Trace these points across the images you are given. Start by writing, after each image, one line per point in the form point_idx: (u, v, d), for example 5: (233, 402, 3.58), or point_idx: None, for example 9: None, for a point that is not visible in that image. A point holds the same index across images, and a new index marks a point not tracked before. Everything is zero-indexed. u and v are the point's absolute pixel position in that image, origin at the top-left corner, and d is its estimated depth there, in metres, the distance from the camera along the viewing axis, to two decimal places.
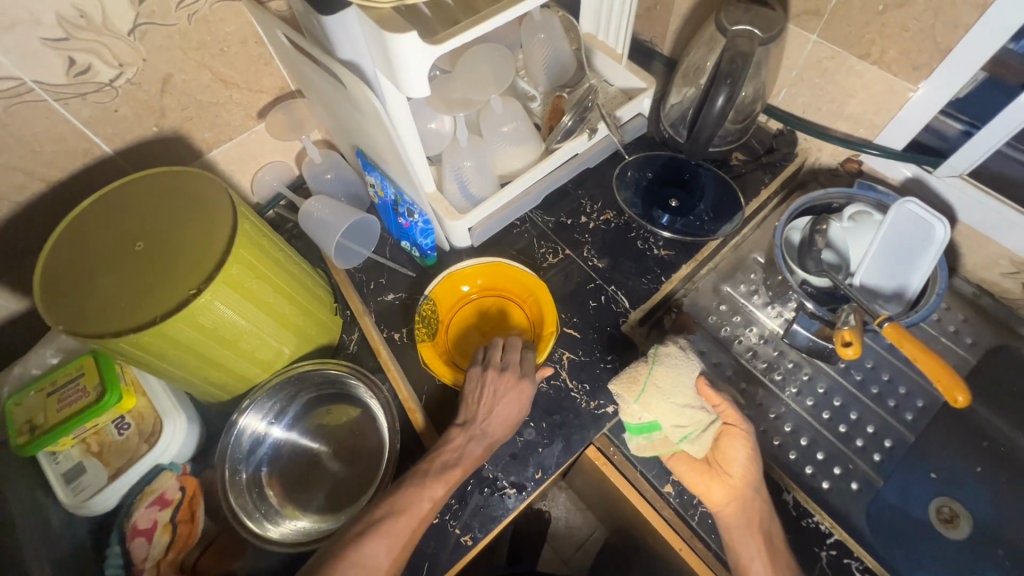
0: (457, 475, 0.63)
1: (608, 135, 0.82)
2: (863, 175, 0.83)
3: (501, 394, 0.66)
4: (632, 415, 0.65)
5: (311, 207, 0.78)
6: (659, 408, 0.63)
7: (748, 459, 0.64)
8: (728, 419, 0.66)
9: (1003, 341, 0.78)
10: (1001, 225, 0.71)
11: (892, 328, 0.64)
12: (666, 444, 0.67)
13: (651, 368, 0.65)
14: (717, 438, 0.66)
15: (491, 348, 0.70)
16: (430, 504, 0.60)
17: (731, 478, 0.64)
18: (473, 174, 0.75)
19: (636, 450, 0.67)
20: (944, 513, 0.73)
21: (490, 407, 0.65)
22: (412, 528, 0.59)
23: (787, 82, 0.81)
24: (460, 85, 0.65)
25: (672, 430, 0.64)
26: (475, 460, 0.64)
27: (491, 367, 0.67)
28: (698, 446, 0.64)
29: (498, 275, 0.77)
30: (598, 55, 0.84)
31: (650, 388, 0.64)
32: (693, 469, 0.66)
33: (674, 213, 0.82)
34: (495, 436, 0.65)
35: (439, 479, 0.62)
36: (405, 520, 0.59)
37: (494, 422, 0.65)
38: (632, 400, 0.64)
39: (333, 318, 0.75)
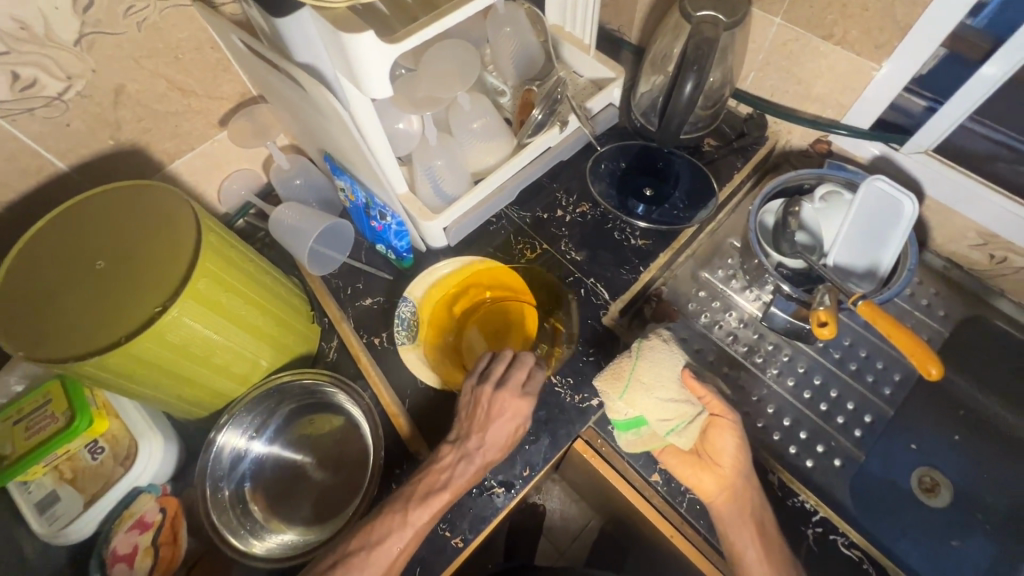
0: (447, 498, 0.61)
1: (579, 128, 0.82)
2: (833, 155, 0.83)
3: (495, 410, 0.64)
4: (618, 412, 0.64)
5: (283, 214, 0.77)
6: (643, 404, 0.63)
7: (738, 448, 0.64)
8: (715, 410, 0.65)
9: (974, 312, 0.79)
10: (967, 198, 0.72)
11: (866, 306, 0.65)
12: (654, 439, 0.65)
13: (634, 362, 0.65)
14: (705, 429, 0.65)
15: (494, 361, 0.67)
16: (412, 532, 0.59)
17: (721, 469, 0.63)
18: (446, 173, 0.74)
19: (626, 446, 0.66)
20: (925, 483, 0.75)
21: (487, 423, 0.64)
22: (389, 561, 0.58)
23: (755, 66, 0.81)
24: (425, 83, 0.64)
25: (658, 424, 0.63)
26: (465, 481, 0.62)
27: (491, 383, 0.65)
28: (686, 438, 0.63)
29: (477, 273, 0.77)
30: (565, 46, 0.84)
31: (634, 384, 0.63)
32: (684, 462, 0.65)
33: (649, 203, 0.82)
34: (491, 453, 0.64)
35: (428, 503, 0.60)
36: (386, 549, 0.58)
37: (488, 442, 0.63)
38: (617, 396, 0.64)
39: (309, 326, 0.74)
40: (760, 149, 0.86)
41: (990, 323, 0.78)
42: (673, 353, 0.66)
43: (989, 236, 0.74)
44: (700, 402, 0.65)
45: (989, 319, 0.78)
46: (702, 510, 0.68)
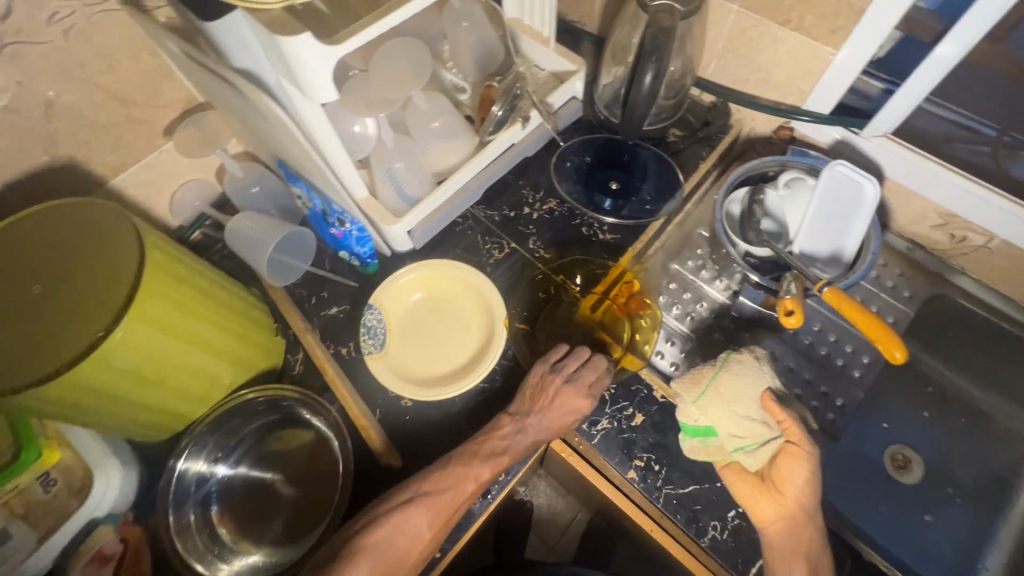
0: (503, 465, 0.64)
1: (542, 123, 0.80)
2: (796, 141, 0.83)
3: (565, 394, 0.65)
4: (689, 417, 0.65)
5: (240, 224, 0.74)
6: (716, 415, 0.63)
7: (807, 482, 0.60)
8: (791, 438, 0.61)
9: (938, 291, 0.80)
10: (927, 179, 0.73)
11: (831, 292, 0.65)
12: (721, 452, 0.65)
13: (716, 372, 0.65)
14: (777, 455, 0.62)
15: (569, 356, 0.68)
16: (475, 485, 0.62)
17: (785, 502, 0.60)
18: (407, 175, 0.72)
19: (688, 451, 0.66)
20: (898, 460, 0.76)
21: (552, 401, 0.66)
22: (453, 506, 0.61)
23: (715, 53, 0.80)
24: (376, 83, 0.62)
25: (728, 439, 0.63)
26: (524, 451, 0.65)
27: (563, 374, 0.66)
28: (753, 459, 0.62)
29: (441, 274, 0.76)
30: (524, 40, 0.82)
31: (711, 393, 0.64)
32: (745, 482, 0.63)
33: (616, 197, 0.81)
34: (550, 430, 0.66)
35: (486, 465, 0.63)
36: (452, 495, 0.61)
37: (551, 419, 0.65)
38: (690, 400, 0.64)
39: (272, 340, 0.72)
40: (725, 138, 0.86)
41: (953, 301, 0.79)
42: (762, 370, 0.65)
43: (948, 216, 0.75)
44: (778, 427, 0.62)
45: (952, 298, 0.79)
46: (680, 503, 0.67)
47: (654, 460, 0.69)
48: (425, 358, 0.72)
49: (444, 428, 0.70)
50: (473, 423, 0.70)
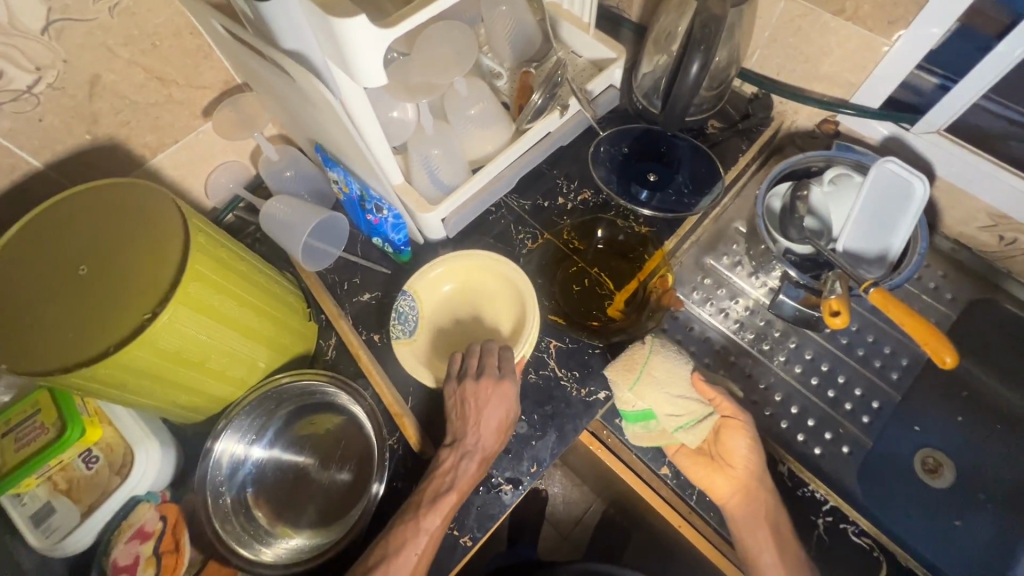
0: (453, 501, 0.61)
1: (579, 110, 0.79)
2: (840, 136, 0.81)
3: (483, 402, 0.63)
4: (627, 404, 0.67)
5: (275, 207, 0.74)
6: (654, 397, 0.66)
7: (750, 450, 0.65)
8: (726, 412, 0.67)
9: (983, 294, 0.78)
10: (979, 179, 0.71)
11: (878, 293, 0.64)
12: (662, 436, 0.68)
13: (647, 357, 0.67)
14: (717, 431, 0.67)
15: (467, 358, 0.67)
16: (428, 535, 0.60)
17: (735, 474, 0.65)
18: (443, 162, 0.71)
19: (632, 438, 0.68)
20: (929, 464, 0.75)
21: (474, 423, 0.63)
22: (416, 558, 0.59)
23: (760, 43, 0.78)
24: (419, 68, 0.61)
25: (666, 420, 0.66)
26: (470, 478, 0.62)
27: (466, 378, 0.65)
28: (693, 437, 0.66)
29: (472, 265, 0.74)
30: (563, 25, 0.80)
31: (645, 377, 0.66)
32: (696, 463, 0.67)
33: (653, 188, 0.78)
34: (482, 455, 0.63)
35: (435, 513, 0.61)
36: (406, 554, 0.59)
37: (483, 435, 0.63)
38: (627, 387, 0.66)
39: (306, 325, 0.72)
40: (766, 130, 0.83)
41: (998, 304, 0.77)
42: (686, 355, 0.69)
43: (999, 217, 0.72)
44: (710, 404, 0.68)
45: (997, 301, 0.77)
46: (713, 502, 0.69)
47: None
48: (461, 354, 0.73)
49: None
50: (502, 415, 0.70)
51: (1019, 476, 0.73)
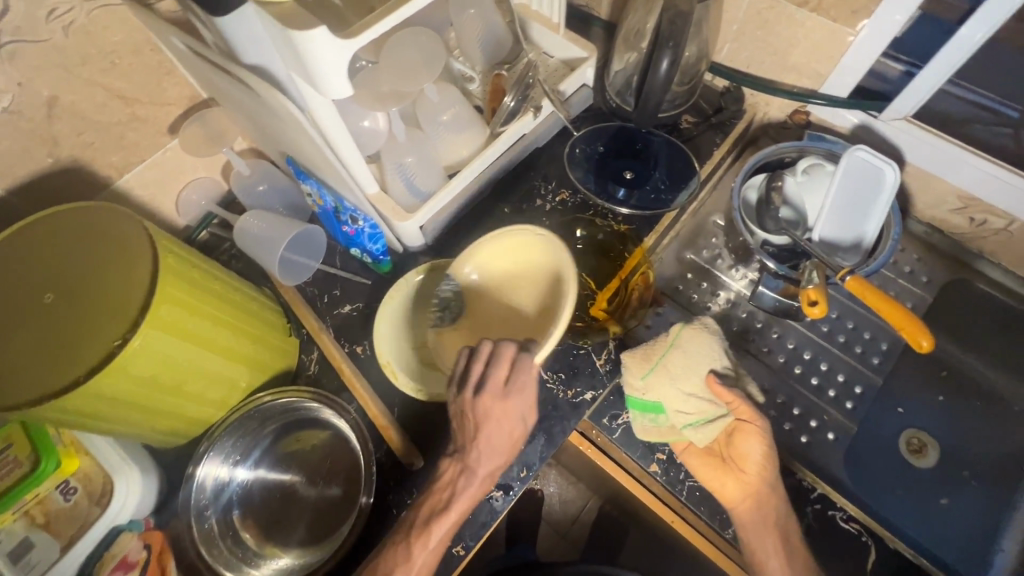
0: (451, 521, 0.60)
1: (553, 111, 0.79)
2: (812, 126, 0.82)
3: (485, 419, 0.60)
4: (636, 392, 0.67)
5: (249, 223, 0.73)
6: (664, 391, 0.66)
7: (765, 457, 0.63)
8: (741, 415, 0.65)
9: (956, 276, 0.79)
10: (946, 163, 0.72)
11: (853, 281, 0.64)
12: (671, 431, 0.67)
13: (668, 348, 0.67)
14: (730, 434, 0.66)
15: (472, 360, 0.62)
16: (425, 554, 0.59)
17: (748, 479, 0.63)
18: (418, 169, 0.71)
19: (640, 431, 0.68)
20: (913, 444, 0.77)
21: (477, 441, 0.61)
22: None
23: (729, 37, 0.78)
24: (387, 76, 0.60)
25: (675, 416, 0.66)
26: (470, 498, 0.61)
27: (468, 388, 0.61)
28: (702, 435, 0.65)
29: (515, 242, 0.70)
30: (534, 26, 0.80)
31: (659, 369, 0.66)
32: (705, 463, 0.66)
33: (630, 186, 0.78)
34: (484, 470, 0.61)
35: (435, 529, 0.60)
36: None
37: (484, 452, 0.61)
38: (639, 376, 0.67)
39: (286, 341, 0.71)
40: (739, 123, 0.84)
41: (971, 285, 0.79)
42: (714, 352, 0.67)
43: (968, 199, 0.74)
44: (726, 406, 0.66)
45: (970, 281, 0.79)
46: (703, 495, 0.68)
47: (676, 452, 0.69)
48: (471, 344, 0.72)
49: None
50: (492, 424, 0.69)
51: (998, 453, 0.75)
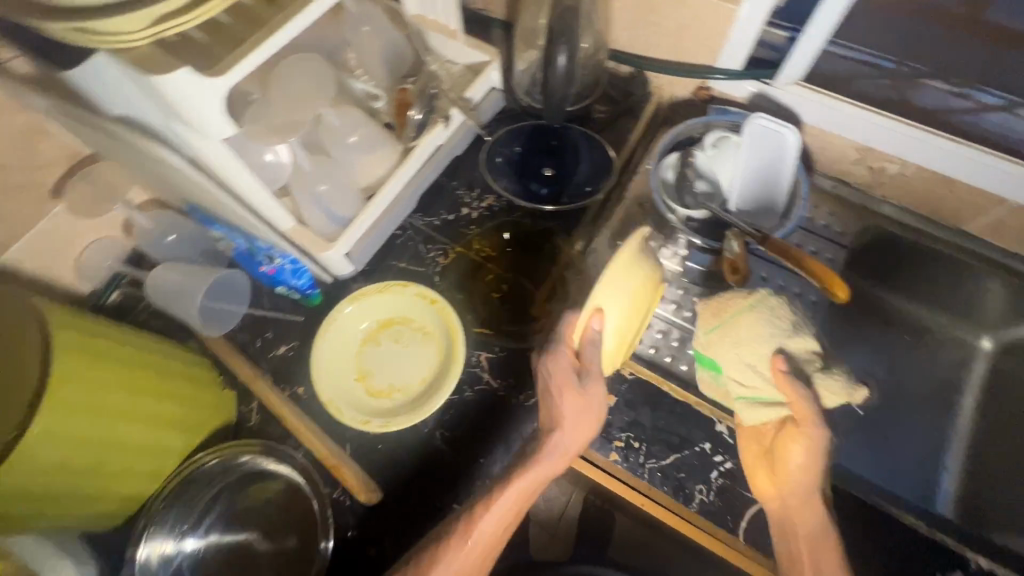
0: (518, 492, 0.60)
1: (463, 121, 0.78)
2: (715, 101, 0.84)
3: (564, 399, 0.60)
4: (701, 347, 0.64)
5: (163, 278, 0.71)
6: (724, 355, 0.62)
7: (802, 465, 0.60)
8: (798, 418, 0.60)
9: (867, 223, 0.82)
10: (839, 119, 0.75)
11: (771, 244, 0.67)
12: (723, 395, 0.65)
13: (744, 308, 0.62)
14: (781, 431, 0.62)
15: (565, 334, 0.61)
16: (485, 531, 0.59)
17: (799, 489, 0.61)
18: (334, 196, 0.69)
19: (699, 382, 0.67)
20: (857, 384, 0.84)
21: (559, 416, 0.61)
22: (469, 558, 0.58)
23: (624, 24, 0.80)
24: (280, 106, 0.58)
25: (732, 386, 0.62)
26: (547, 471, 0.60)
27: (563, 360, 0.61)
28: (751, 414, 0.62)
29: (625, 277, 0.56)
30: (432, 36, 0.78)
31: (724, 330, 0.62)
32: (750, 450, 0.65)
33: (551, 182, 0.80)
34: (529, 484, 0.60)
35: (456, 549, 0.58)
36: (459, 553, 0.58)
37: (570, 427, 0.60)
38: (704, 330, 0.64)
39: (224, 398, 0.68)
40: (647, 107, 0.86)
41: (882, 230, 0.82)
42: (781, 328, 0.61)
43: (866, 150, 0.77)
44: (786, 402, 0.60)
45: (881, 227, 0.82)
46: (665, 474, 0.67)
47: (632, 437, 0.69)
48: (409, 365, 0.71)
49: (421, 450, 0.68)
50: (455, 442, 0.68)
51: None
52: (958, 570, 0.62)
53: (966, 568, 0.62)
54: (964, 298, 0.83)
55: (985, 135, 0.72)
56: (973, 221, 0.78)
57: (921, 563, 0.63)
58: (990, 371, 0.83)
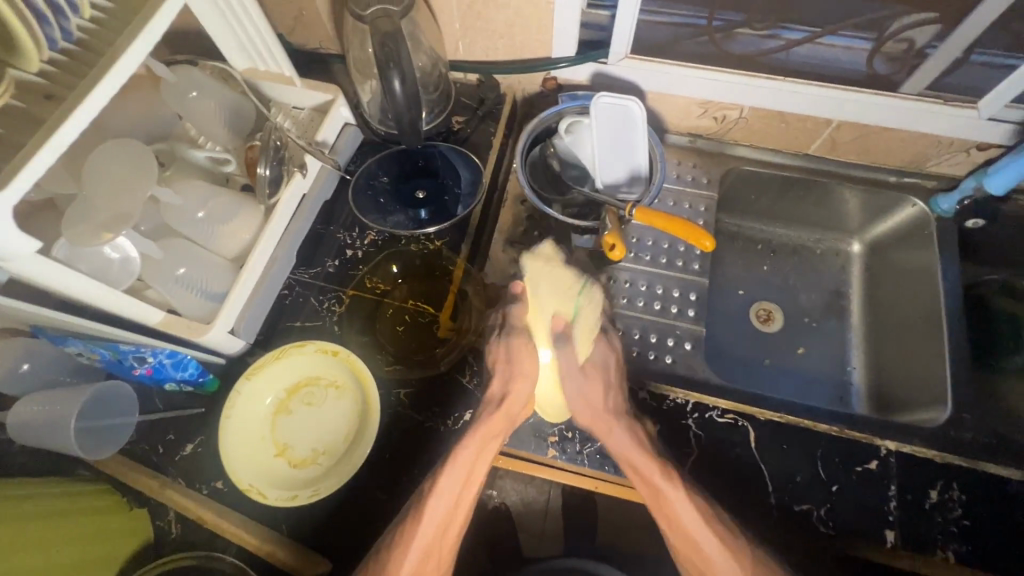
0: (473, 451, 0.63)
1: (322, 165, 0.76)
2: (564, 88, 0.87)
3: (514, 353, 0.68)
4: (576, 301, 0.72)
5: (27, 412, 0.63)
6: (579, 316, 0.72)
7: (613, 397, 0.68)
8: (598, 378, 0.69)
9: (728, 166, 0.88)
10: (672, 80, 0.80)
11: (639, 211, 0.71)
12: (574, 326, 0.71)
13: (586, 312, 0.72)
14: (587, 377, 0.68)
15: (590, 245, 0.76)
16: (448, 496, 0.62)
17: (618, 432, 0.65)
18: (199, 275, 0.65)
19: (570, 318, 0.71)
20: (762, 314, 0.89)
21: (509, 367, 0.68)
22: (436, 524, 0.62)
23: (457, 35, 0.81)
24: (100, 201, 0.54)
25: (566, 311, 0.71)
26: (501, 425, 0.65)
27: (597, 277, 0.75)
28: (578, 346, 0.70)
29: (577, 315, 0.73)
30: (268, 88, 0.76)
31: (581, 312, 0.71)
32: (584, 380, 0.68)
33: (426, 204, 0.79)
34: (473, 467, 0.63)
35: (413, 543, 0.60)
36: (426, 518, 0.61)
37: (513, 384, 0.67)
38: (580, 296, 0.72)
39: (135, 520, 0.64)
40: (504, 107, 0.87)
41: (741, 170, 0.88)
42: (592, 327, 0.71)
43: (706, 103, 0.83)
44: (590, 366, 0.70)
45: (739, 168, 0.88)
46: (603, 455, 0.69)
47: (565, 429, 0.70)
48: (331, 424, 0.68)
49: (361, 503, 0.66)
50: (392, 488, 0.67)
51: None
52: (875, 460, 0.67)
53: (879, 455, 0.68)
54: (826, 212, 0.91)
55: (797, 69, 0.81)
56: (813, 144, 0.85)
57: (842, 466, 0.67)
58: (865, 270, 0.91)
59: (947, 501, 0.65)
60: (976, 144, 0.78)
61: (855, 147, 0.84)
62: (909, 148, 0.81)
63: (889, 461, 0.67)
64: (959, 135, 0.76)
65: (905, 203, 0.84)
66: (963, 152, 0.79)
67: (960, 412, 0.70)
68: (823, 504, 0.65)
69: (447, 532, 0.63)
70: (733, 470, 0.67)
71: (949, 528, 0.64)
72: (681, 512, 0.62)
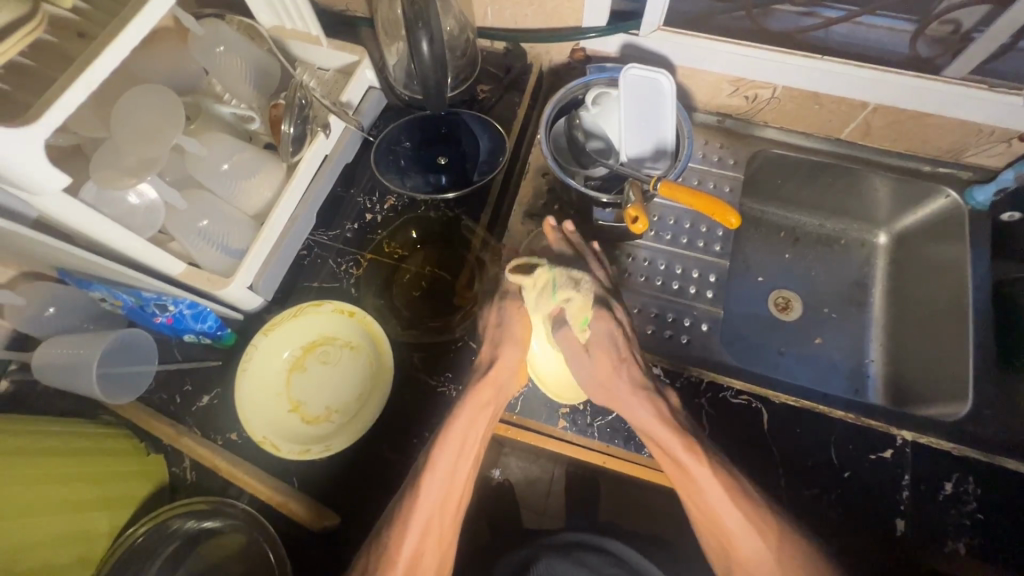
0: (470, 424, 0.63)
1: (345, 126, 0.75)
2: (592, 60, 0.85)
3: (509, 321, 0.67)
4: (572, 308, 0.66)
5: (49, 354, 0.65)
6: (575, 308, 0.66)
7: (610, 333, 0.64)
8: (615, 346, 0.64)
9: (755, 148, 0.86)
10: (704, 55, 0.78)
11: (664, 185, 0.69)
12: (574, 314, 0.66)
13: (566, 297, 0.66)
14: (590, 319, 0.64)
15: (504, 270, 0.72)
16: (453, 469, 0.62)
17: (635, 400, 0.63)
18: (221, 228, 0.65)
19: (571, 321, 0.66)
20: (781, 302, 0.88)
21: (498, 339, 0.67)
22: (440, 495, 0.61)
23: (487, 1, 0.80)
24: (128, 146, 0.54)
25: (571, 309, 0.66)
26: (501, 393, 0.65)
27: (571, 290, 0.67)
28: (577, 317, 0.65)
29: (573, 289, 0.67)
30: (293, 46, 0.76)
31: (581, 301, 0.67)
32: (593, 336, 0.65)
33: (447, 170, 0.78)
34: (465, 449, 0.63)
35: (412, 527, 0.60)
36: (434, 490, 0.61)
37: (502, 359, 0.65)
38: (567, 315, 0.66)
39: (150, 465, 0.66)
40: (530, 77, 0.85)
41: (769, 154, 0.86)
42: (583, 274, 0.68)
43: (738, 81, 0.81)
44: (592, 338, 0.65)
45: (767, 150, 0.86)
46: (614, 429, 0.68)
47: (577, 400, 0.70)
48: (347, 382, 0.69)
49: (371, 460, 0.67)
50: (401, 449, 0.67)
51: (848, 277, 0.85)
52: (889, 448, 0.66)
53: (894, 444, 0.67)
54: (854, 200, 0.88)
55: (836, 48, 0.78)
56: (846, 128, 0.83)
57: (856, 453, 0.66)
58: (891, 260, 0.89)
59: (961, 494, 0.64)
60: (1018, 134, 0.75)
61: (889, 132, 0.81)
62: (947, 136, 0.79)
63: (905, 451, 0.66)
64: (1003, 123, 0.74)
65: (938, 194, 0.82)
66: (1004, 142, 0.77)
67: (981, 407, 0.69)
68: (833, 489, 0.65)
69: (456, 501, 0.63)
70: (742, 449, 0.67)
71: (962, 520, 0.63)
72: (708, 492, 0.60)
